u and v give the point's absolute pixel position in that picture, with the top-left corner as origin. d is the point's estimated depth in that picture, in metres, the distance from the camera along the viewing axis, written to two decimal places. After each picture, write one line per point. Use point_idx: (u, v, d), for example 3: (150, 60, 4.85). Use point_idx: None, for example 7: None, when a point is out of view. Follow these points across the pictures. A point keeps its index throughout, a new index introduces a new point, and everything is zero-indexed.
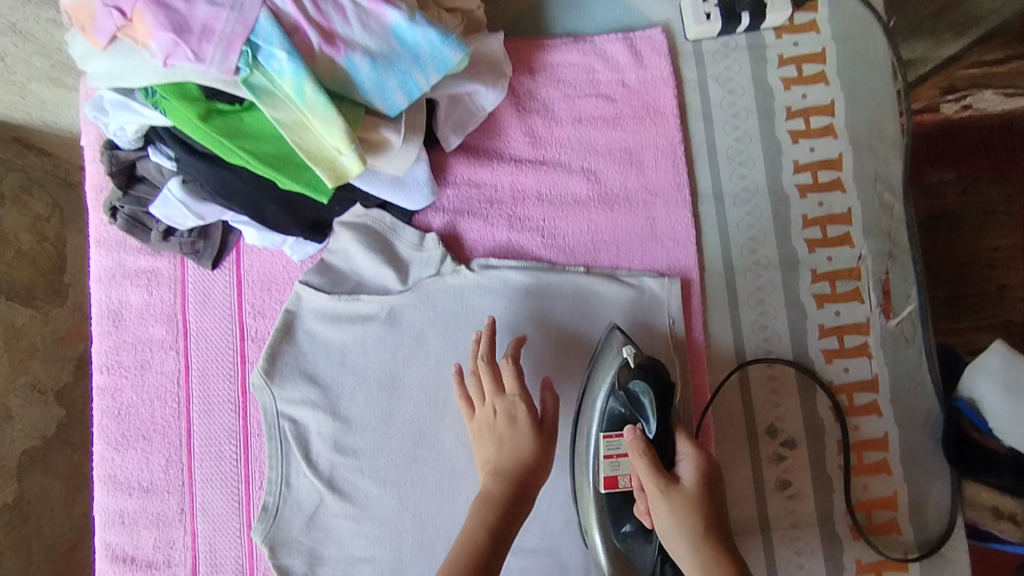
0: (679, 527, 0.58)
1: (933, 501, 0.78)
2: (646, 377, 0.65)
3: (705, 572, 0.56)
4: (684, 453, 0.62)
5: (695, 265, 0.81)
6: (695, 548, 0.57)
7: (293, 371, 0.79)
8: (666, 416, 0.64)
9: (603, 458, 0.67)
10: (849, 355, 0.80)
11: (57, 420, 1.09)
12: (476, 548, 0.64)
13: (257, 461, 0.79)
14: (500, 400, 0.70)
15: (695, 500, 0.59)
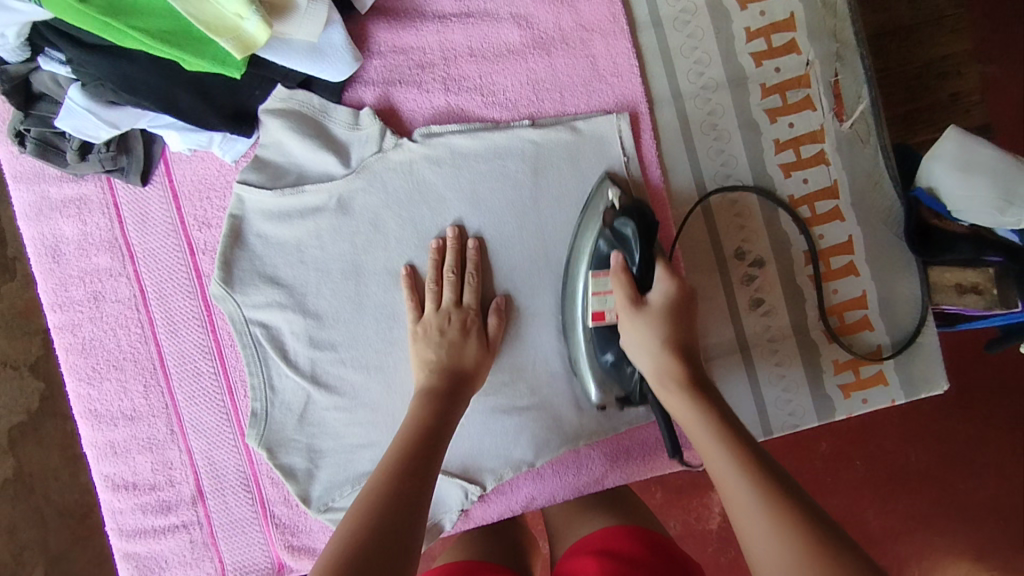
0: (639, 341, 0.64)
1: (902, 292, 0.80)
2: (632, 216, 0.69)
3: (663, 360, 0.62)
4: (658, 281, 0.66)
5: (643, 99, 0.78)
6: (657, 367, 0.62)
7: (251, 275, 0.76)
8: (649, 247, 0.67)
9: (591, 296, 0.71)
10: (806, 165, 0.80)
11: (41, 393, 1.06)
12: (422, 431, 0.65)
13: (235, 370, 0.78)
14: (456, 309, 0.75)
15: (659, 315, 0.64)
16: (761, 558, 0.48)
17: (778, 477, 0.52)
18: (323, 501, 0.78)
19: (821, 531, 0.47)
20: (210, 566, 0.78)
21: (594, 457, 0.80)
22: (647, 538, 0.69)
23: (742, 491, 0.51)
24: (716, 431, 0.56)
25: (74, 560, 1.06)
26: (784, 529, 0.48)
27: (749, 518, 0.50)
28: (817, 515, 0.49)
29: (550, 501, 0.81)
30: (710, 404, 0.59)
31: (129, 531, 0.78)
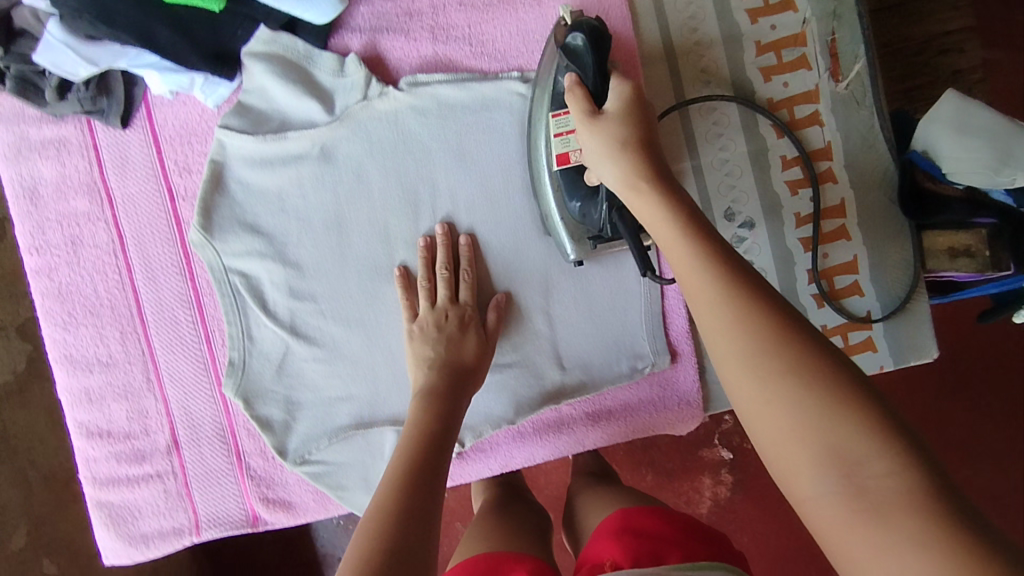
0: (600, 151, 0.58)
1: (893, 258, 0.79)
2: (583, 30, 0.63)
3: (624, 167, 0.56)
4: (612, 87, 0.60)
5: (634, 53, 0.77)
6: (623, 170, 0.56)
7: (232, 222, 0.75)
8: (601, 60, 0.62)
9: (553, 139, 0.66)
10: (800, 126, 0.78)
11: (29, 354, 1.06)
12: (426, 437, 0.64)
13: (214, 320, 0.77)
14: (453, 306, 0.74)
15: (617, 119, 0.58)
16: (747, 397, 0.42)
17: (774, 302, 0.44)
18: (299, 453, 0.77)
19: (831, 364, 0.40)
20: (184, 517, 0.77)
21: (574, 417, 0.80)
22: (671, 511, 0.65)
23: (727, 321, 0.44)
24: (679, 219, 0.50)
25: None
26: (782, 361, 0.41)
27: (735, 356, 0.43)
28: (820, 341, 0.41)
29: (530, 461, 0.81)
30: (678, 199, 0.53)
31: (103, 480, 0.77)
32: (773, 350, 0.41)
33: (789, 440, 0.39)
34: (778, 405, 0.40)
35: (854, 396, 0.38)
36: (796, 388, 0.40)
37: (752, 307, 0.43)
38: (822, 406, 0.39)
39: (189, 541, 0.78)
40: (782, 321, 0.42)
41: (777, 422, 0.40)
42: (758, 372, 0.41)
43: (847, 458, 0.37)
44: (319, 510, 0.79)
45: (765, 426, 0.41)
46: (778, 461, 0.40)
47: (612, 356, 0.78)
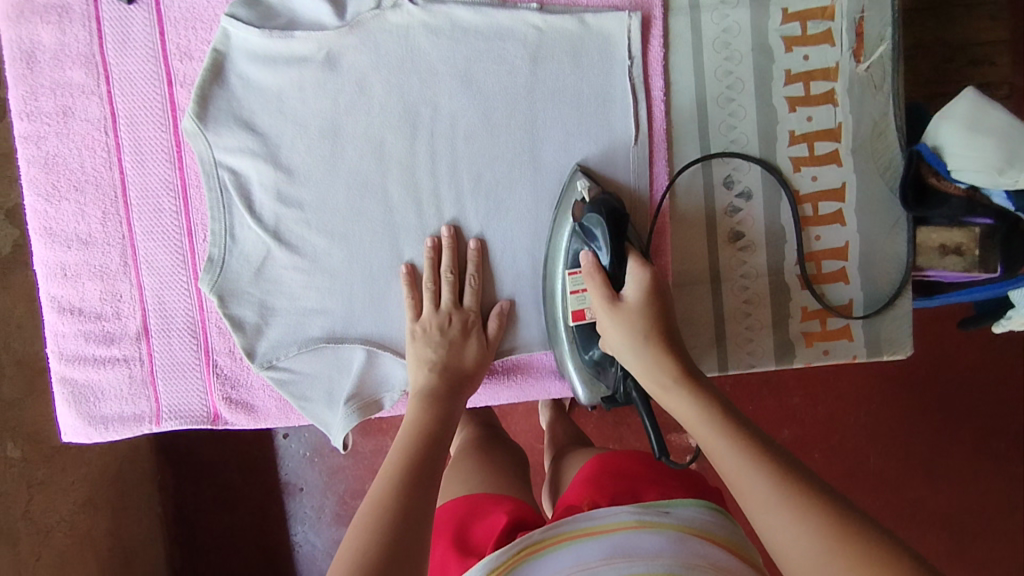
0: (624, 339, 0.64)
1: (885, 251, 0.78)
2: (600, 210, 0.69)
3: (646, 347, 0.62)
4: (630, 272, 0.66)
5: (657, 2, 0.75)
6: (645, 361, 0.62)
7: (226, 116, 0.74)
8: (618, 240, 0.67)
9: (569, 295, 0.70)
10: (813, 102, 0.77)
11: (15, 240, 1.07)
12: (423, 433, 0.67)
13: (198, 213, 0.76)
14: (457, 311, 0.76)
15: (637, 311, 0.64)
16: (785, 551, 0.49)
17: (787, 465, 0.52)
18: (267, 357, 0.77)
19: (859, 527, 0.47)
20: (146, 405, 0.78)
21: (544, 363, 0.80)
22: (648, 457, 0.71)
23: (754, 480, 0.52)
24: (705, 415, 0.57)
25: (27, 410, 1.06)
26: (807, 515, 0.49)
27: (763, 505, 0.51)
28: (831, 497, 0.50)
29: (494, 401, 0.81)
30: (701, 386, 0.60)
31: (69, 356, 0.77)
32: (798, 508, 0.49)
33: None
34: (811, 561, 0.47)
35: (875, 548, 0.46)
36: (824, 537, 0.47)
37: (770, 466, 0.52)
38: (848, 558, 0.46)
39: (148, 430, 0.78)
40: (794, 478, 0.51)
41: (812, 569, 0.47)
42: (789, 521, 0.49)
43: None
44: (280, 417, 0.79)
45: (803, 573, 0.47)
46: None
47: None
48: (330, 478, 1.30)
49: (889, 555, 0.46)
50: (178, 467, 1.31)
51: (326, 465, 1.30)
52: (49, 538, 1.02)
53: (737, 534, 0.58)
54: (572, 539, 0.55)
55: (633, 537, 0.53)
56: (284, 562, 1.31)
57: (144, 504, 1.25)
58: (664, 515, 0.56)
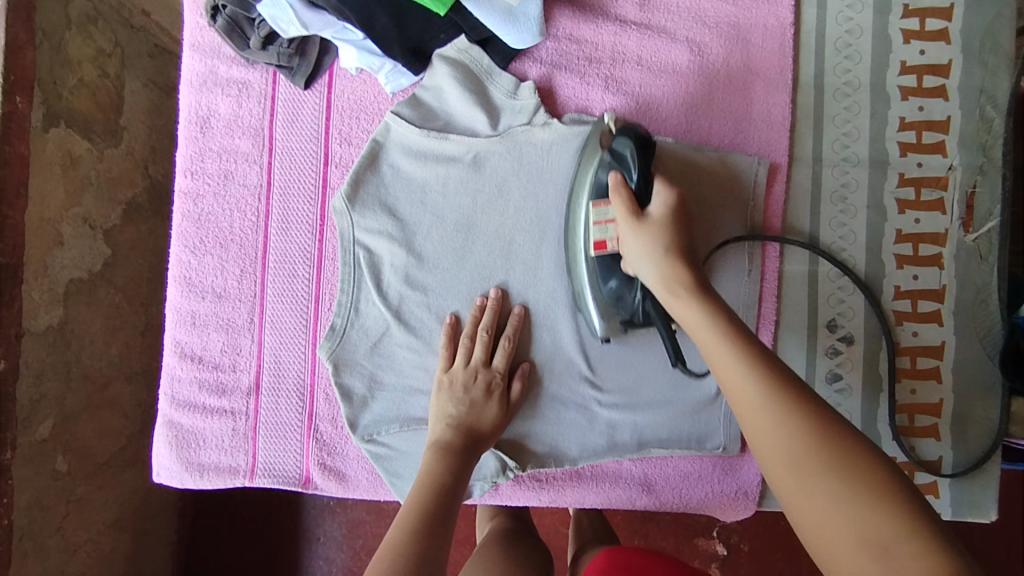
0: (643, 252, 0.63)
1: (985, 412, 0.80)
2: (629, 135, 0.68)
3: (657, 255, 0.62)
4: (656, 193, 0.65)
5: (785, 150, 0.81)
6: (658, 273, 0.62)
7: (373, 201, 0.80)
8: (646, 161, 0.67)
9: (592, 226, 0.69)
10: (921, 262, 0.81)
11: (103, 258, 1.12)
12: (439, 488, 0.69)
13: (328, 284, 0.81)
14: (485, 371, 0.77)
15: (662, 223, 0.64)
16: (768, 447, 0.49)
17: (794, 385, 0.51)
18: (368, 431, 0.79)
19: (858, 446, 0.46)
20: (243, 458, 0.80)
21: (631, 475, 0.81)
22: (662, 556, 0.75)
23: (745, 373, 0.52)
24: (713, 317, 0.57)
25: (81, 425, 1.08)
26: (797, 415, 0.48)
27: (761, 415, 0.50)
28: (821, 403, 0.50)
29: (578, 503, 0.82)
30: (715, 301, 0.59)
31: (180, 401, 0.80)
32: (787, 405, 0.49)
33: (817, 506, 0.45)
34: (801, 468, 0.46)
35: (849, 443, 0.46)
36: (805, 431, 0.47)
37: (771, 372, 0.51)
38: (824, 450, 0.46)
39: (239, 483, 0.80)
40: (789, 381, 0.51)
41: (789, 462, 0.47)
42: (779, 416, 0.49)
43: (855, 497, 0.44)
44: (368, 489, 0.81)
45: (780, 469, 0.47)
46: (802, 513, 0.46)
47: (686, 426, 0.79)
48: (349, 533, 1.29)
49: (880, 473, 0.44)
50: (200, 496, 1.34)
51: (347, 517, 1.30)
52: (72, 556, 1.06)
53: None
54: None
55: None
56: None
57: (162, 527, 1.28)
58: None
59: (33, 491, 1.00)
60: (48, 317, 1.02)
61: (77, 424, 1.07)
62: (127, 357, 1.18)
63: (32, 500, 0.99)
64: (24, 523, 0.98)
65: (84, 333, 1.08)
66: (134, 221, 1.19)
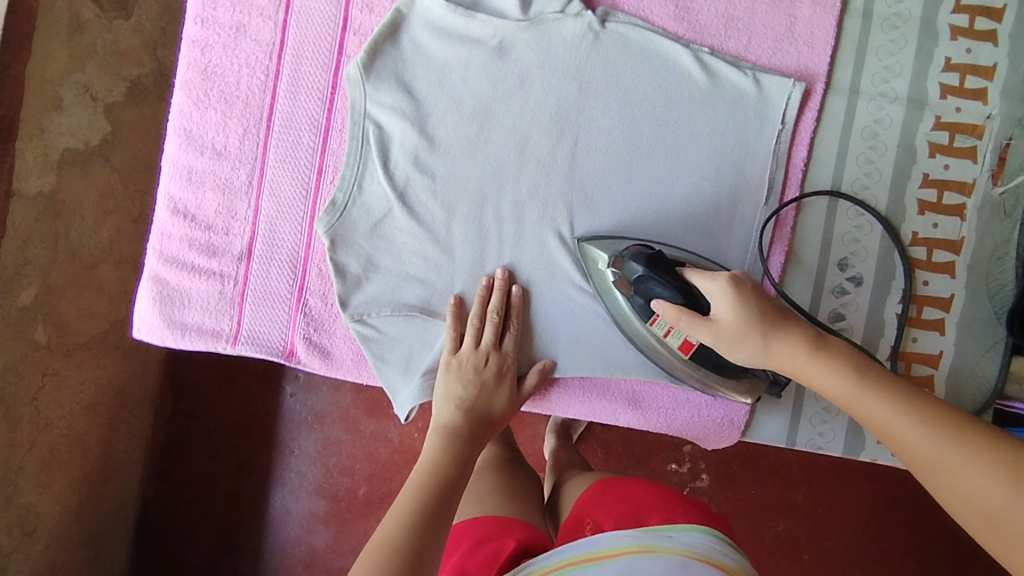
0: (739, 349, 0.65)
1: (984, 370, 0.78)
2: (637, 258, 0.70)
3: (747, 309, 0.63)
4: (705, 284, 0.66)
5: (822, 77, 0.77)
6: (744, 326, 0.63)
7: (389, 74, 0.76)
8: (670, 273, 0.68)
9: (667, 339, 0.71)
10: (943, 210, 0.78)
11: (103, 133, 1.07)
12: (441, 480, 0.67)
13: (333, 156, 0.77)
14: (497, 357, 0.75)
15: (733, 308, 0.63)
16: (961, 494, 0.50)
17: (923, 396, 0.55)
18: (358, 310, 0.77)
19: (1017, 455, 0.48)
20: (227, 323, 0.78)
21: (620, 388, 0.79)
22: (661, 489, 0.76)
23: (898, 421, 0.54)
24: (827, 364, 0.59)
25: (64, 300, 1.05)
26: (954, 442, 0.51)
27: (920, 447, 0.52)
28: (975, 426, 0.51)
29: (562, 412, 0.81)
30: (819, 343, 0.61)
31: (168, 257, 0.78)
32: (943, 436, 0.51)
33: (1020, 534, 0.47)
34: (968, 487, 0.49)
35: (1012, 455, 0.48)
36: (967, 460, 0.50)
37: (915, 409, 0.54)
38: (998, 471, 0.48)
39: (221, 348, 0.78)
40: (941, 412, 0.53)
41: (973, 497, 0.49)
42: (943, 450, 0.51)
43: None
44: (352, 371, 0.79)
45: (968, 503, 0.49)
46: (985, 525, 0.49)
47: None
48: (324, 449, 1.28)
49: None
50: (177, 396, 1.33)
51: (323, 435, 1.28)
52: (45, 429, 1.05)
53: (743, 564, 0.61)
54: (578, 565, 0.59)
55: (642, 561, 0.58)
56: (252, 518, 1.30)
57: (136, 418, 1.27)
58: (667, 540, 0.61)
59: (9, 356, 0.97)
60: (39, 183, 0.98)
61: (61, 297, 1.05)
62: (117, 239, 1.15)
63: (7, 365, 0.97)
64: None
65: (76, 206, 1.05)
66: (137, 102, 1.13)
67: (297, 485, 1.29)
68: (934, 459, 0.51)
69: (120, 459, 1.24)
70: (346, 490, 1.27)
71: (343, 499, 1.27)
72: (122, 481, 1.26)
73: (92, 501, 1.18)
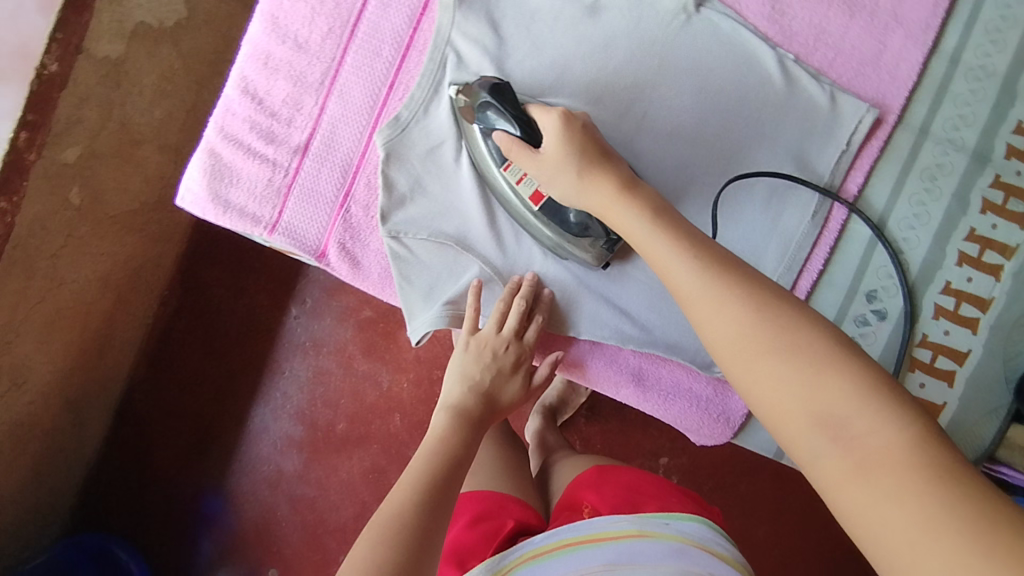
0: (562, 184, 0.66)
1: (986, 431, 0.78)
2: (487, 87, 0.68)
3: (567, 148, 0.65)
4: (546, 124, 0.66)
5: (895, 111, 0.78)
6: (570, 170, 0.65)
7: (480, 8, 0.77)
8: (513, 105, 0.67)
9: (518, 186, 0.73)
10: (980, 267, 0.78)
11: (177, 16, 1.09)
12: (450, 455, 0.69)
13: (408, 74, 0.79)
14: (516, 346, 0.77)
15: (561, 144, 0.65)
16: (717, 333, 0.51)
17: (710, 249, 0.55)
18: (396, 228, 0.78)
19: (792, 315, 0.49)
20: (269, 211, 0.79)
21: (628, 363, 0.81)
22: (658, 479, 0.77)
23: (682, 268, 0.55)
24: (639, 216, 0.60)
25: (103, 170, 1.07)
26: (733, 297, 0.51)
27: (706, 299, 0.52)
28: (761, 283, 0.52)
29: (568, 373, 0.83)
30: (639, 199, 0.61)
31: (228, 135, 0.79)
32: (713, 282, 0.52)
33: (774, 386, 0.47)
34: (739, 342, 0.49)
35: (778, 309, 0.49)
36: (748, 314, 0.50)
37: (697, 258, 0.54)
38: (767, 327, 0.49)
39: (257, 234, 0.80)
40: (719, 265, 0.53)
41: (736, 347, 0.49)
42: (726, 305, 0.51)
43: (798, 368, 0.46)
44: (377, 286, 0.81)
45: (727, 350, 0.50)
46: (746, 379, 0.49)
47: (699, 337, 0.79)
48: (313, 378, 1.30)
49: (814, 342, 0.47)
50: (186, 292, 1.35)
51: (316, 362, 1.30)
52: (56, 288, 1.06)
53: (734, 552, 0.65)
54: (577, 545, 0.63)
55: (636, 547, 0.61)
56: (230, 425, 1.32)
57: (142, 302, 1.29)
58: (664, 526, 0.63)
59: (41, 208, 0.98)
60: (108, 48, 1.00)
61: (100, 165, 1.06)
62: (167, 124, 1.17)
63: (37, 216, 0.98)
64: (23, 234, 0.96)
65: (136, 80, 1.06)
66: None
67: (280, 406, 1.31)
68: (737, 337, 0.49)
69: (118, 337, 1.26)
70: (326, 422, 1.29)
71: (320, 430, 1.29)
72: (115, 360, 1.28)
73: (80, 369, 1.18)
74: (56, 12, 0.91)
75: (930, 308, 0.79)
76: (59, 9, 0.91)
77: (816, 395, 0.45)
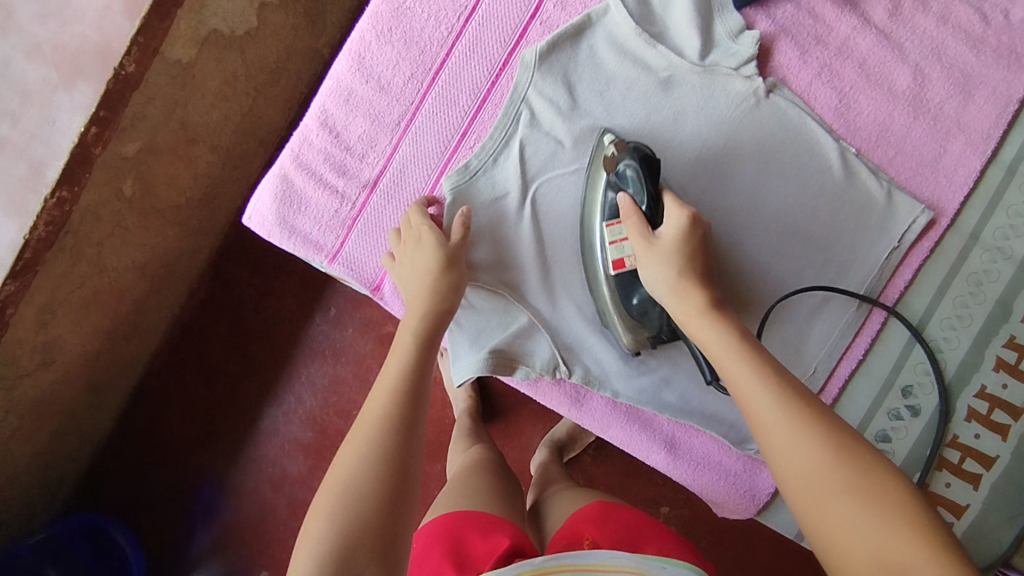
0: (657, 273, 0.67)
1: (1003, 536, 0.79)
2: (637, 154, 0.72)
3: (677, 248, 0.66)
4: (668, 210, 0.68)
5: (948, 215, 0.80)
6: (671, 272, 0.66)
7: (558, 71, 0.80)
8: (653, 182, 0.70)
9: (608, 246, 0.73)
10: (1017, 375, 0.79)
11: (248, 26, 1.08)
12: (402, 400, 0.62)
13: (481, 125, 0.82)
14: (410, 228, 0.76)
15: (671, 240, 0.66)
16: (788, 465, 0.51)
17: (787, 380, 0.56)
18: None
19: (864, 460, 0.50)
20: (332, 240, 0.82)
21: (662, 430, 0.83)
22: (655, 522, 0.76)
23: (758, 395, 0.55)
24: (725, 334, 0.61)
25: (158, 166, 1.06)
26: (809, 433, 0.51)
27: (780, 429, 0.53)
28: (837, 424, 0.53)
29: (600, 431, 0.85)
30: (728, 317, 0.63)
31: (302, 162, 0.82)
32: (791, 414, 0.53)
33: (844, 532, 0.48)
34: (811, 480, 0.50)
35: (853, 454, 0.50)
36: (825, 454, 0.50)
37: (774, 387, 0.55)
38: (841, 471, 0.49)
39: (318, 261, 0.83)
40: (799, 399, 0.54)
41: (808, 484, 0.50)
42: (801, 439, 0.51)
43: (869, 517, 0.47)
44: None
45: (798, 484, 0.51)
46: (816, 517, 0.50)
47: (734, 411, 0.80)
48: (328, 386, 1.30)
49: (887, 491, 0.48)
50: (215, 285, 1.35)
51: (332, 371, 1.30)
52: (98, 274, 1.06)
53: None
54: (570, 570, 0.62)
55: None
56: (244, 424, 1.33)
57: (173, 293, 1.30)
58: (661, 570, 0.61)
59: (96, 198, 0.98)
60: (180, 52, 0.98)
61: (156, 161, 1.05)
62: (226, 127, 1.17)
63: (92, 206, 0.98)
64: (77, 222, 0.97)
65: (200, 83, 1.05)
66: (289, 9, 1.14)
67: (293, 410, 1.31)
68: (813, 477, 0.50)
69: (146, 325, 1.27)
70: (335, 431, 1.30)
71: (328, 438, 1.30)
72: (139, 346, 1.29)
73: (106, 354, 1.19)
74: (142, 16, 0.89)
75: (962, 408, 0.80)
76: (145, 14, 0.89)
77: (888, 547, 0.46)
